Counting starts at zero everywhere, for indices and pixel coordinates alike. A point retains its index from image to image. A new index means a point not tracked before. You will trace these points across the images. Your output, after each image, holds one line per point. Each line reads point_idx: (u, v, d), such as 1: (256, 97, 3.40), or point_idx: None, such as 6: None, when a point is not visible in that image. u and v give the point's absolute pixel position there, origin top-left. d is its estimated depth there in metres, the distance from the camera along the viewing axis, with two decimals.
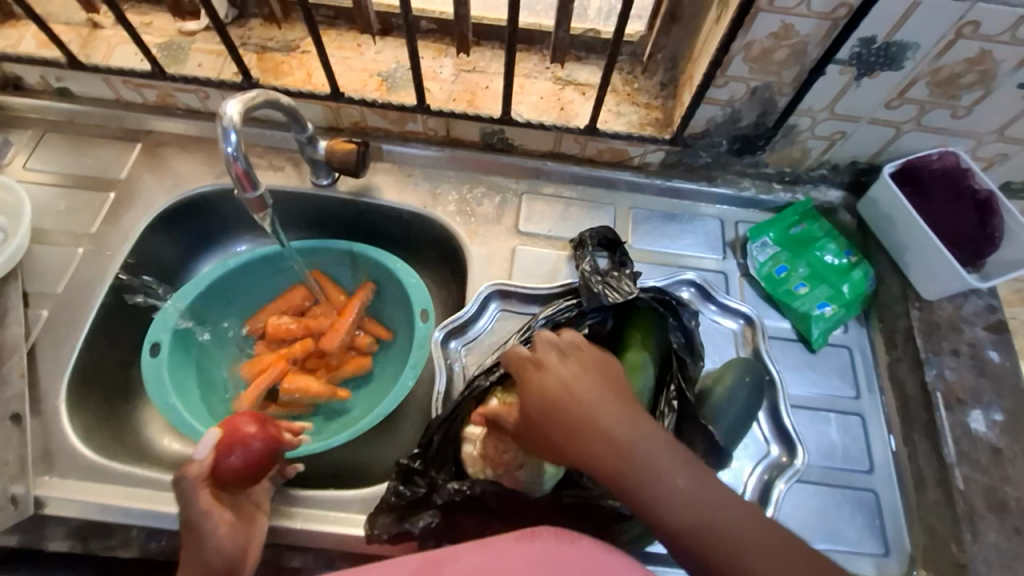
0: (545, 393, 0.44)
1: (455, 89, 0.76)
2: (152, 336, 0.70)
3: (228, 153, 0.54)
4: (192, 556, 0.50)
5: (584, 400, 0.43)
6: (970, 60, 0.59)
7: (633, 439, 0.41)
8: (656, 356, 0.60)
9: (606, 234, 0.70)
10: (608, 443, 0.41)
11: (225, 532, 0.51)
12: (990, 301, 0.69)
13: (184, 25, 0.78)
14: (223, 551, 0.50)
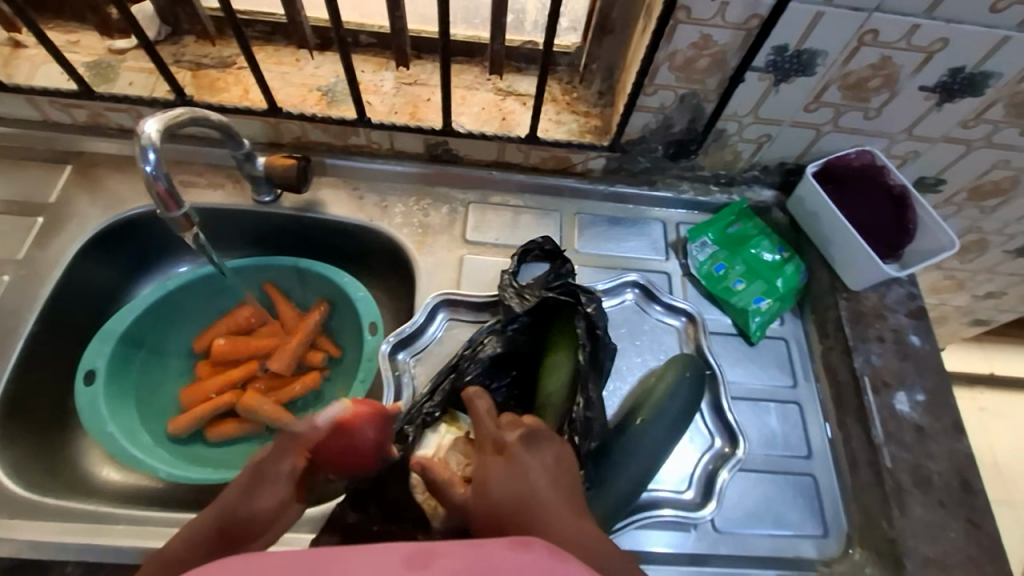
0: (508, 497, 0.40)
1: (397, 102, 0.77)
2: (86, 363, 0.68)
3: (149, 173, 0.53)
4: (241, 513, 0.37)
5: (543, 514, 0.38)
6: (874, 66, 0.63)
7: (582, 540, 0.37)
8: (571, 351, 0.61)
9: (546, 245, 0.71)
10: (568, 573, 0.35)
11: (281, 498, 0.38)
12: (910, 289, 0.73)
13: (114, 43, 0.76)
14: (260, 517, 0.37)
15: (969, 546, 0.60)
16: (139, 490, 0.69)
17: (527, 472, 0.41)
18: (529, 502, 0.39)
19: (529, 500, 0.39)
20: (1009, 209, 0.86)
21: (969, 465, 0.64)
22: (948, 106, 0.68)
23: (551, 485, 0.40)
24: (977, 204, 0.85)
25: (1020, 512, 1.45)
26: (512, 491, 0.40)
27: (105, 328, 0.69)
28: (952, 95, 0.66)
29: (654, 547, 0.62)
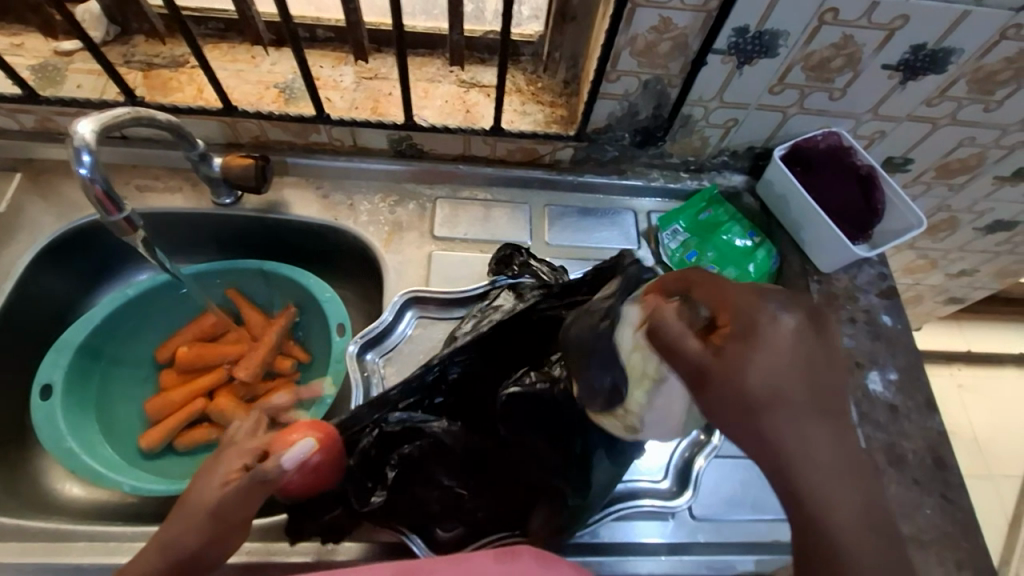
0: (762, 388, 0.36)
1: (358, 97, 0.75)
2: (42, 377, 0.65)
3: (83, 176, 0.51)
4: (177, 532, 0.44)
5: (788, 395, 0.37)
6: (836, 45, 0.63)
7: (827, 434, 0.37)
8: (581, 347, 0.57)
9: (502, 254, 0.70)
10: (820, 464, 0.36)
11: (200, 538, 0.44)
12: (881, 269, 0.73)
13: (60, 45, 0.73)
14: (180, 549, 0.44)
15: (943, 522, 0.60)
16: (103, 504, 0.67)
17: (773, 354, 0.37)
18: (794, 393, 0.37)
19: (799, 391, 0.37)
20: (977, 186, 0.86)
21: (942, 442, 0.64)
22: (911, 84, 0.68)
23: (811, 364, 0.38)
24: (946, 182, 0.85)
25: (1000, 484, 1.48)
26: (768, 386, 0.36)
27: (61, 341, 0.67)
28: (915, 73, 0.66)
29: (645, 538, 0.61)
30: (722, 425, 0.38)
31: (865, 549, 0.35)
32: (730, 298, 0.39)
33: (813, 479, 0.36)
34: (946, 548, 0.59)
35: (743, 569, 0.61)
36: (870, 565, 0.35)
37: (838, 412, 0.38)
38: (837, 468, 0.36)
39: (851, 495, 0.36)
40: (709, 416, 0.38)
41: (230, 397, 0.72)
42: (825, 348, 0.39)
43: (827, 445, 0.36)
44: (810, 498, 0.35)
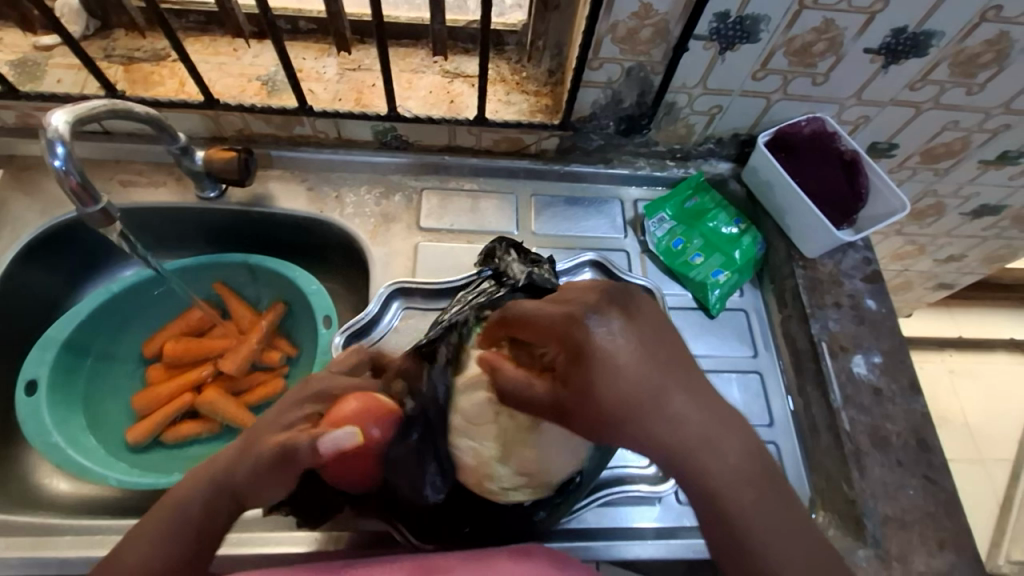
0: (620, 393, 0.42)
1: (341, 89, 0.75)
2: (27, 374, 0.65)
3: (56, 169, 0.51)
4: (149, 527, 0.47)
5: (643, 385, 0.43)
6: (817, 29, 0.63)
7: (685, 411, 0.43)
8: None
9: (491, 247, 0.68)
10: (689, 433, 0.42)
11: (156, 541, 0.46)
12: (866, 254, 0.74)
13: (39, 39, 0.73)
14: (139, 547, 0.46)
15: (926, 502, 0.61)
16: (91, 499, 0.67)
17: (625, 354, 0.43)
18: (644, 389, 0.43)
19: (649, 382, 0.43)
20: (962, 171, 0.87)
21: (925, 423, 0.64)
22: (894, 68, 0.68)
23: (651, 353, 0.44)
24: (931, 166, 0.85)
25: (990, 468, 1.49)
26: (626, 389, 0.42)
27: (46, 336, 0.67)
28: (897, 56, 0.66)
29: (637, 522, 0.62)
30: (605, 438, 0.44)
31: (740, 491, 0.42)
32: (555, 329, 0.45)
33: (693, 452, 0.42)
34: (929, 528, 0.60)
35: None
36: (747, 501, 0.42)
37: (692, 380, 0.45)
38: (704, 431, 0.43)
39: (721, 450, 0.42)
40: (589, 435, 0.44)
41: (219, 390, 0.72)
42: (650, 331, 0.45)
43: (686, 416, 0.43)
44: (691, 469, 0.42)
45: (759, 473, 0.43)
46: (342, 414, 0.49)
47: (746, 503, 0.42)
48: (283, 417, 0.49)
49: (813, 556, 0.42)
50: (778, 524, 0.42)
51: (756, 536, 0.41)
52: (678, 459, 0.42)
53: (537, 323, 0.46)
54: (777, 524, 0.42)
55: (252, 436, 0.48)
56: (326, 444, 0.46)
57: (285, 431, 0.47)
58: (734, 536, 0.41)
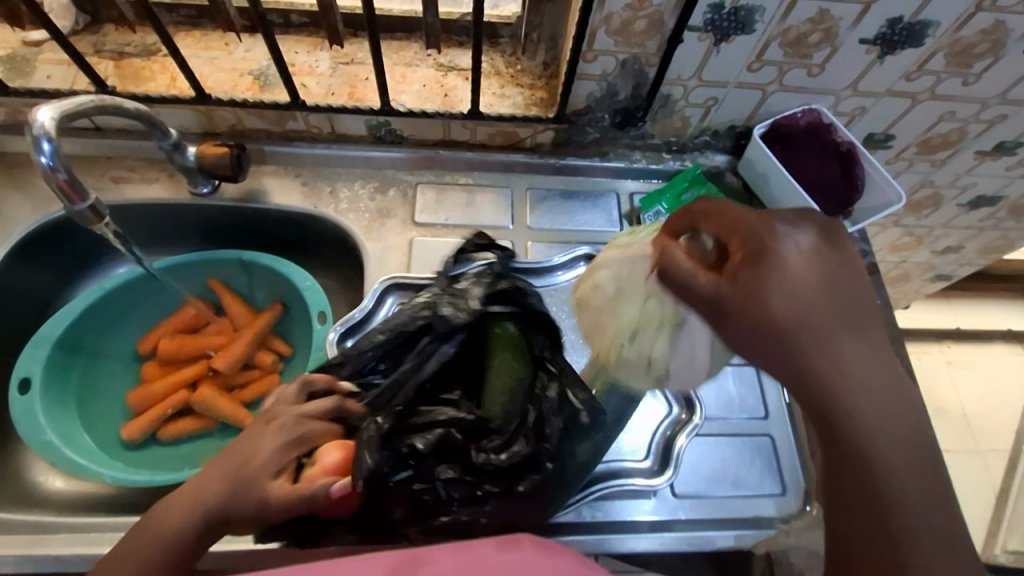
0: (789, 306, 0.39)
1: (334, 83, 0.74)
2: (21, 371, 0.65)
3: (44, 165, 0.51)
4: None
5: (815, 318, 0.39)
6: (812, 20, 0.62)
7: (869, 358, 0.39)
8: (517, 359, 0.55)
9: (481, 239, 0.69)
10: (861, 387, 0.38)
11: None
12: (862, 246, 0.74)
13: (28, 35, 0.72)
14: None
15: None
16: (86, 496, 0.68)
17: (814, 282, 0.39)
18: (821, 315, 0.39)
19: (825, 311, 0.39)
20: (959, 162, 0.86)
21: None
22: (889, 59, 0.67)
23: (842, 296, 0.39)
24: (927, 158, 0.85)
25: (987, 459, 1.50)
26: (798, 307, 0.39)
27: (39, 334, 0.67)
28: (893, 47, 0.66)
29: (633, 516, 0.62)
30: (747, 350, 0.40)
31: (897, 462, 0.38)
32: (771, 247, 0.40)
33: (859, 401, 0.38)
34: None
35: (723, 545, 0.61)
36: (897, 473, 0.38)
37: (874, 328, 0.40)
38: (873, 378, 0.38)
39: (888, 423, 0.38)
40: (740, 348, 0.40)
41: (214, 387, 0.72)
42: (845, 261, 0.41)
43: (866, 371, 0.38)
44: (855, 419, 0.38)
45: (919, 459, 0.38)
46: (325, 463, 0.51)
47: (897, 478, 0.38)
48: (277, 461, 0.50)
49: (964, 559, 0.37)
50: (926, 513, 0.38)
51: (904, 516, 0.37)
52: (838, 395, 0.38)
53: (731, 226, 0.41)
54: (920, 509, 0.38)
55: (247, 478, 0.49)
56: (332, 491, 0.50)
57: (277, 474, 0.50)
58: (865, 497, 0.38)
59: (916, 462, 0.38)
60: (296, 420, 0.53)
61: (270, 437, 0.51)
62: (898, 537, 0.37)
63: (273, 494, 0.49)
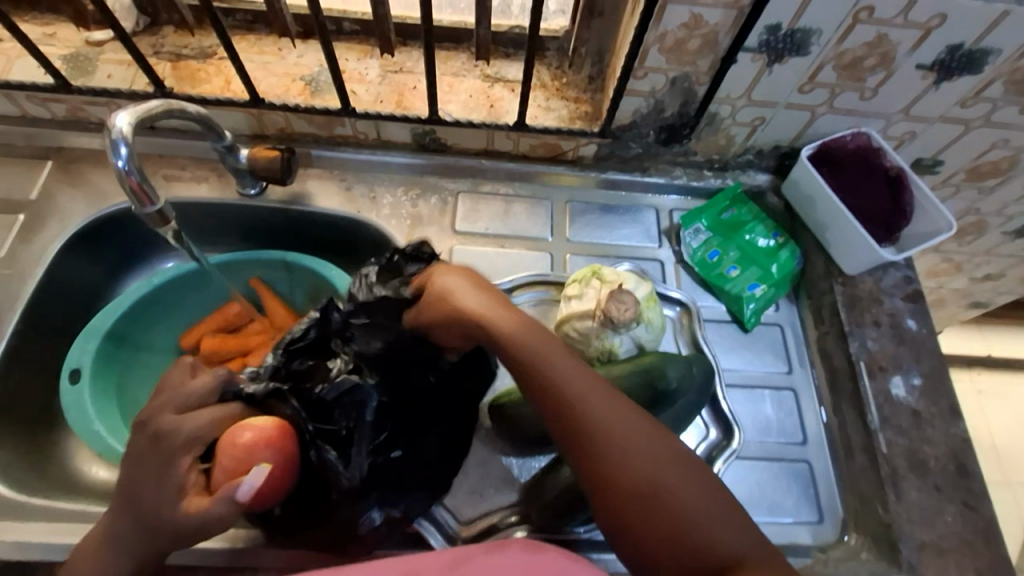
0: (511, 335, 0.50)
1: (383, 90, 0.75)
2: (71, 362, 0.67)
3: (120, 168, 0.52)
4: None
5: (499, 306, 0.52)
6: (870, 44, 0.62)
7: (564, 378, 0.48)
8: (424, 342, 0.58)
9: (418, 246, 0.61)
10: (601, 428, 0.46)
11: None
12: (907, 272, 0.72)
13: (91, 34, 0.74)
14: None
15: (964, 529, 0.60)
16: None
17: (484, 297, 0.53)
18: (519, 335, 0.50)
19: (507, 332, 0.51)
20: (1007, 190, 0.85)
21: (965, 448, 0.63)
22: (945, 85, 0.66)
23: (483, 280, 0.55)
24: (975, 184, 0.84)
25: (1016, 491, 1.46)
26: (580, 379, 0.48)
27: (89, 326, 0.69)
28: (950, 73, 0.65)
29: None
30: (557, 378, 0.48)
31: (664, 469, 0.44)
32: (443, 274, 0.55)
33: (606, 451, 0.45)
34: (967, 557, 0.59)
35: None
36: (675, 487, 0.43)
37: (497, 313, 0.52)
38: (583, 385, 0.48)
39: (665, 459, 0.45)
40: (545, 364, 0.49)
41: None
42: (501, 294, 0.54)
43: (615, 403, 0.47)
44: (607, 442, 0.45)
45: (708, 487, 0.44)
46: (239, 444, 0.50)
47: (687, 489, 0.43)
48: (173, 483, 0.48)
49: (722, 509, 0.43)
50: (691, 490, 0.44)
51: (728, 553, 0.41)
52: (597, 433, 0.46)
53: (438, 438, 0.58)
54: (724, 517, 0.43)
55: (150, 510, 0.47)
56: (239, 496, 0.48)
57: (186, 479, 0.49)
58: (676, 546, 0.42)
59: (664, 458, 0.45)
60: (176, 422, 0.49)
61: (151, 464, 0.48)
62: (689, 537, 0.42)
63: (181, 517, 0.47)
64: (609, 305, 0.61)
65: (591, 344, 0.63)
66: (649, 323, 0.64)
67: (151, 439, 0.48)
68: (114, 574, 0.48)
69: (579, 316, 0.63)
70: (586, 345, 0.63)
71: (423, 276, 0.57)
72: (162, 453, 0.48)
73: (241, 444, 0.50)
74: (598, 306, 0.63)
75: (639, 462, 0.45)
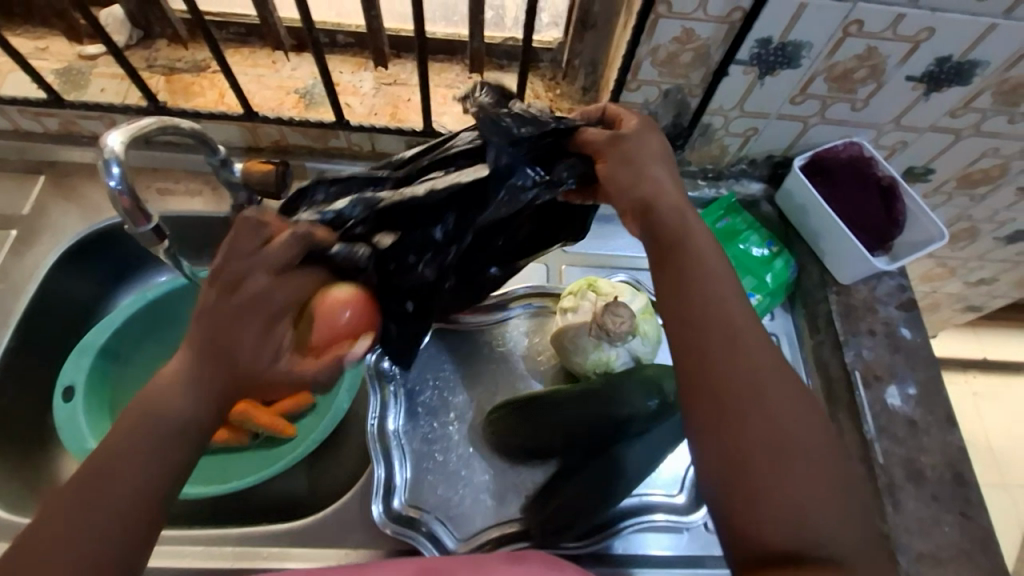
0: (670, 225, 0.50)
1: (378, 103, 0.75)
2: (65, 379, 0.67)
3: (113, 188, 0.50)
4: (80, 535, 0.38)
5: (652, 183, 0.51)
6: (860, 57, 0.62)
7: (709, 270, 0.48)
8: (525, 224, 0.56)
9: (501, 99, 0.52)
10: (727, 325, 0.45)
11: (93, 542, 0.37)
12: (900, 280, 0.73)
13: (84, 48, 0.74)
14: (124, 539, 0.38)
15: (961, 539, 0.60)
16: None
17: (662, 175, 0.52)
18: (670, 218, 0.50)
19: (655, 210, 0.50)
20: (998, 197, 0.85)
21: (961, 457, 0.64)
22: (935, 96, 0.67)
23: (659, 160, 0.52)
24: (966, 192, 0.84)
25: (1014, 494, 1.47)
26: (716, 275, 0.48)
27: (82, 343, 0.69)
28: (939, 84, 0.65)
29: (651, 549, 0.62)
30: (697, 266, 0.48)
31: (777, 393, 0.43)
32: (636, 143, 0.52)
33: (739, 398, 0.42)
34: (965, 566, 0.59)
35: None
36: (780, 415, 0.42)
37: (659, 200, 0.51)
38: (720, 288, 0.47)
39: (782, 393, 0.43)
40: (687, 249, 0.48)
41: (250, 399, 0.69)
42: (647, 157, 0.52)
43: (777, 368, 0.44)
44: (725, 342, 0.44)
45: (812, 430, 0.42)
46: (333, 318, 0.50)
47: (789, 422, 0.42)
48: (270, 345, 0.45)
49: (817, 455, 0.41)
50: (793, 426, 0.42)
51: (803, 495, 0.40)
52: (721, 327, 0.45)
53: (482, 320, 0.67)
54: (813, 463, 0.41)
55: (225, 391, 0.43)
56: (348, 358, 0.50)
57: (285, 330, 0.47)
58: (756, 463, 0.41)
59: (779, 382, 0.44)
60: (271, 284, 0.46)
61: (245, 318, 0.44)
62: (779, 457, 0.41)
63: (291, 371, 0.46)
64: (605, 318, 0.61)
65: (588, 358, 0.63)
66: (645, 336, 0.64)
67: (235, 287, 0.44)
68: (126, 505, 0.39)
69: (574, 329, 0.63)
70: (582, 358, 0.63)
71: (613, 132, 0.53)
72: (250, 315, 0.44)
73: (330, 309, 0.50)
74: (594, 319, 0.63)
75: (777, 427, 0.42)
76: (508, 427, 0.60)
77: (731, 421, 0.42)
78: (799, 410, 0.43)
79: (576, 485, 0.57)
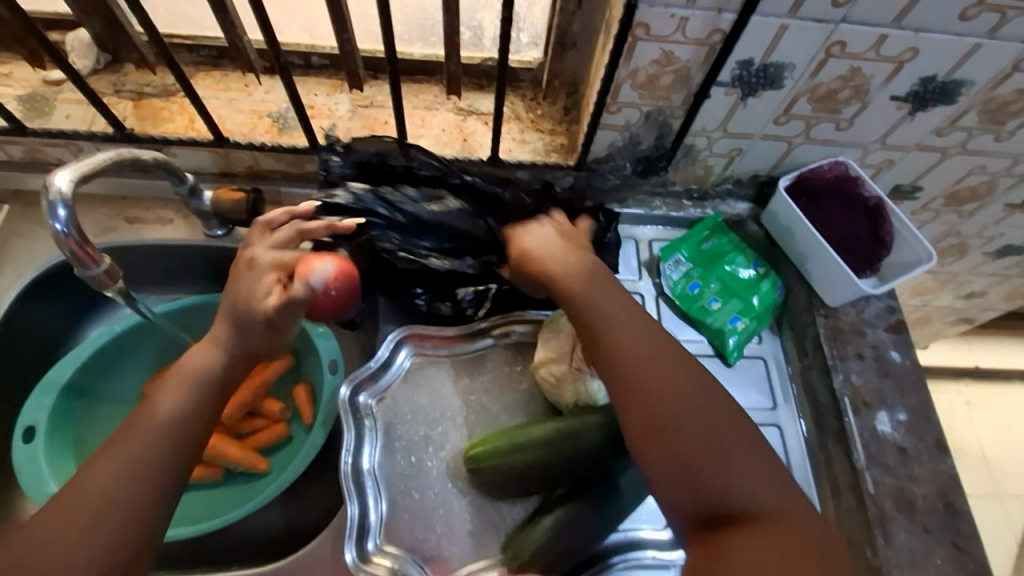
0: (566, 296, 0.57)
1: (353, 126, 0.73)
2: (24, 421, 0.64)
3: (58, 233, 0.49)
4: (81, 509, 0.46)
5: (547, 268, 0.59)
6: (843, 77, 0.61)
7: (628, 353, 0.53)
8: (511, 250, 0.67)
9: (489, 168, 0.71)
10: (669, 397, 0.51)
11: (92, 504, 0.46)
12: (889, 302, 0.72)
13: (49, 73, 0.72)
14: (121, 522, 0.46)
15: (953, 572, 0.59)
16: None
17: (553, 261, 0.59)
18: (569, 296, 0.57)
19: (567, 290, 0.57)
20: (987, 213, 0.84)
21: (952, 486, 0.62)
22: (920, 115, 0.66)
23: (548, 242, 0.60)
24: (955, 209, 0.83)
25: (1009, 504, 1.46)
26: (632, 352, 0.53)
27: (45, 381, 0.66)
28: (925, 104, 0.64)
29: None
30: (618, 346, 0.53)
31: (725, 449, 0.49)
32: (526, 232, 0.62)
33: (684, 445, 0.49)
34: None
35: None
36: (730, 467, 0.48)
37: (561, 279, 0.58)
38: (648, 365, 0.52)
39: (728, 444, 0.49)
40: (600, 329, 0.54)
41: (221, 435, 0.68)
42: (551, 249, 0.60)
43: (705, 397, 0.51)
44: (670, 406, 0.50)
45: (761, 476, 0.48)
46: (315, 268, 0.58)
47: (740, 475, 0.48)
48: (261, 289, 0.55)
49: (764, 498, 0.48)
50: (743, 477, 0.48)
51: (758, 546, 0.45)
52: (668, 397, 0.50)
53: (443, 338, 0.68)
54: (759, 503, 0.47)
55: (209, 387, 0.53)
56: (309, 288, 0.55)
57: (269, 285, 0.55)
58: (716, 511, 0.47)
59: (725, 436, 0.50)
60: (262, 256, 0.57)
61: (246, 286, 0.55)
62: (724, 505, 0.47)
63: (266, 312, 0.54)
64: None
65: (567, 390, 0.61)
66: None
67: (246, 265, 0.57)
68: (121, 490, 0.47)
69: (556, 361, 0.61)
70: (562, 390, 0.61)
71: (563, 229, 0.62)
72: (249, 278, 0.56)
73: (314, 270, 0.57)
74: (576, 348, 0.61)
75: (720, 455, 0.49)
76: (491, 465, 0.58)
77: (685, 477, 0.48)
78: (747, 459, 0.49)
79: (556, 527, 0.55)
